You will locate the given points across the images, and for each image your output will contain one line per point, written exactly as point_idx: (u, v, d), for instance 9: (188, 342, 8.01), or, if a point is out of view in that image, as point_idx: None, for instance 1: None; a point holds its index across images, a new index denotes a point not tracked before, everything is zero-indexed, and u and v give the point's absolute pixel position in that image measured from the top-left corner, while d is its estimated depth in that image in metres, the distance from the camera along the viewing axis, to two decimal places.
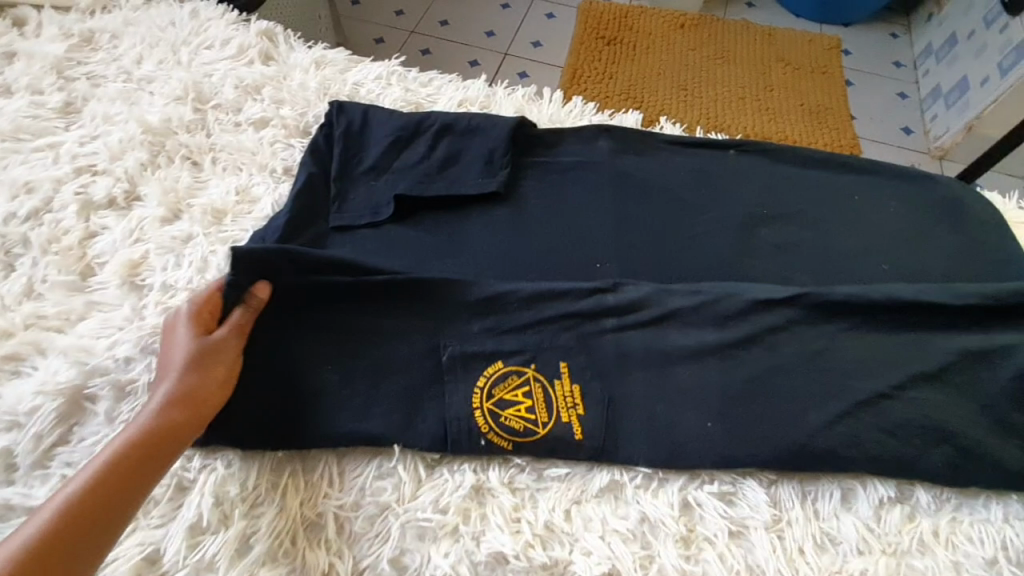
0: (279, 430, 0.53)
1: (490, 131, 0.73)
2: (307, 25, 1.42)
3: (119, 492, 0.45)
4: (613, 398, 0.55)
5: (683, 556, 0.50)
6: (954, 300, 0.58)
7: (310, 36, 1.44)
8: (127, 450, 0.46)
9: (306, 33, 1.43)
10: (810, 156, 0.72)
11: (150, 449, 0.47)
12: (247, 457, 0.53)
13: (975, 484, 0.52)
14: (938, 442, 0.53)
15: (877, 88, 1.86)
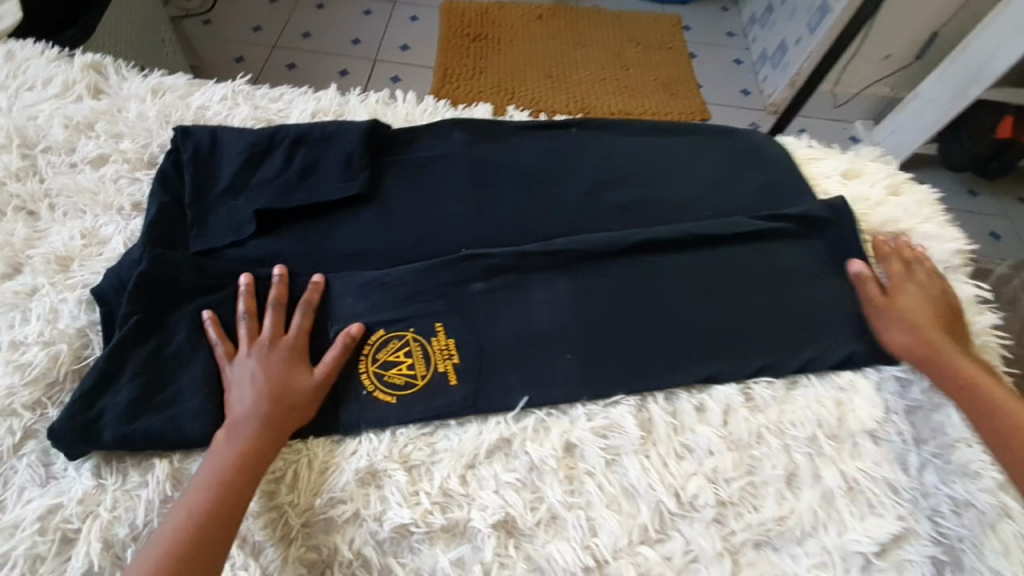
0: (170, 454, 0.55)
1: (343, 137, 0.75)
2: (152, 51, 1.35)
3: (272, 441, 0.54)
4: (483, 344, 0.64)
5: (567, 491, 0.56)
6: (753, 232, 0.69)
7: (156, 63, 1.37)
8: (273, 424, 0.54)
9: (152, 60, 1.36)
10: (639, 126, 0.81)
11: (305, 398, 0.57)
12: (139, 488, 0.53)
13: (788, 375, 0.62)
14: (755, 348, 0.63)
15: (716, 58, 2.10)
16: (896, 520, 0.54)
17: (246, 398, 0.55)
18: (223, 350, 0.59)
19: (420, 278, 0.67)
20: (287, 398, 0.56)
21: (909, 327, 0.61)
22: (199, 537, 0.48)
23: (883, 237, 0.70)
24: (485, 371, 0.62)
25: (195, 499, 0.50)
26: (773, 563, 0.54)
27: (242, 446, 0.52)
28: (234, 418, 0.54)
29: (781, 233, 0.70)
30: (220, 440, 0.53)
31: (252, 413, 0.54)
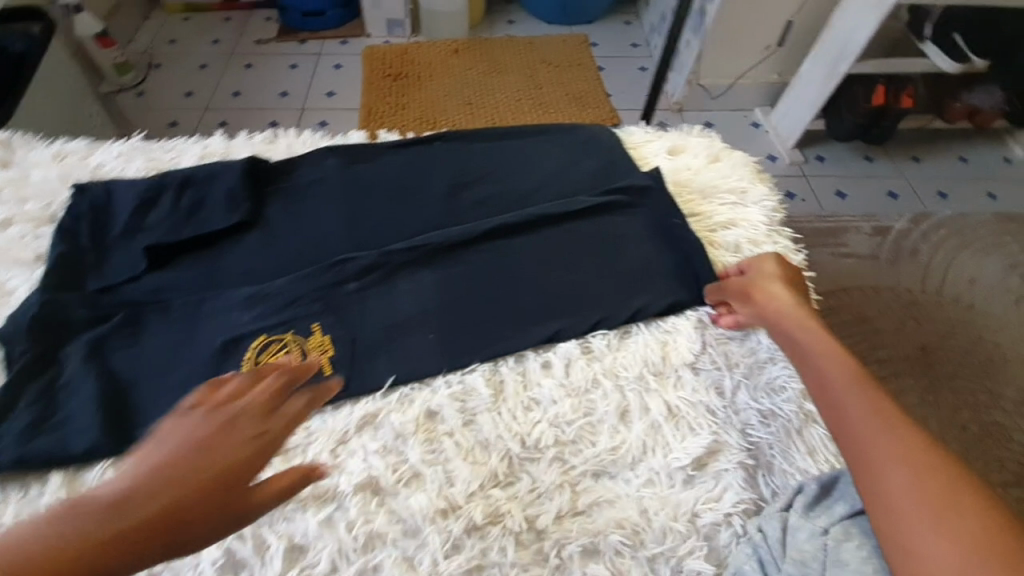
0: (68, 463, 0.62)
1: (225, 174, 0.84)
2: (78, 126, 1.46)
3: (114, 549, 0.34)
4: (355, 336, 0.72)
5: (428, 450, 0.63)
6: (586, 205, 0.79)
7: (82, 136, 1.47)
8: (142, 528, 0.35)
9: (78, 134, 1.46)
10: (493, 134, 0.92)
11: (195, 519, 0.37)
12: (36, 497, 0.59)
13: (619, 323, 0.71)
14: (589, 304, 0.72)
15: (622, 68, 2.27)
16: (709, 435, 0.62)
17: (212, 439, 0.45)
18: (207, 392, 0.44)
19: (296, 285, 0.74)
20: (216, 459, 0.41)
21: (776, 298, 0.66)
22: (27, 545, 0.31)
23: (700, 198, 0.81)
24: (356, 359, 0.70)
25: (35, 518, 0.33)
26: (607, 488, 0.61)
27: (137, 520, 0.35)
28: (114, 490, 0.36)
29: (610, 205, 0.80)
30: (113, 486, 0.36)
31: (158, 487, 0.37)
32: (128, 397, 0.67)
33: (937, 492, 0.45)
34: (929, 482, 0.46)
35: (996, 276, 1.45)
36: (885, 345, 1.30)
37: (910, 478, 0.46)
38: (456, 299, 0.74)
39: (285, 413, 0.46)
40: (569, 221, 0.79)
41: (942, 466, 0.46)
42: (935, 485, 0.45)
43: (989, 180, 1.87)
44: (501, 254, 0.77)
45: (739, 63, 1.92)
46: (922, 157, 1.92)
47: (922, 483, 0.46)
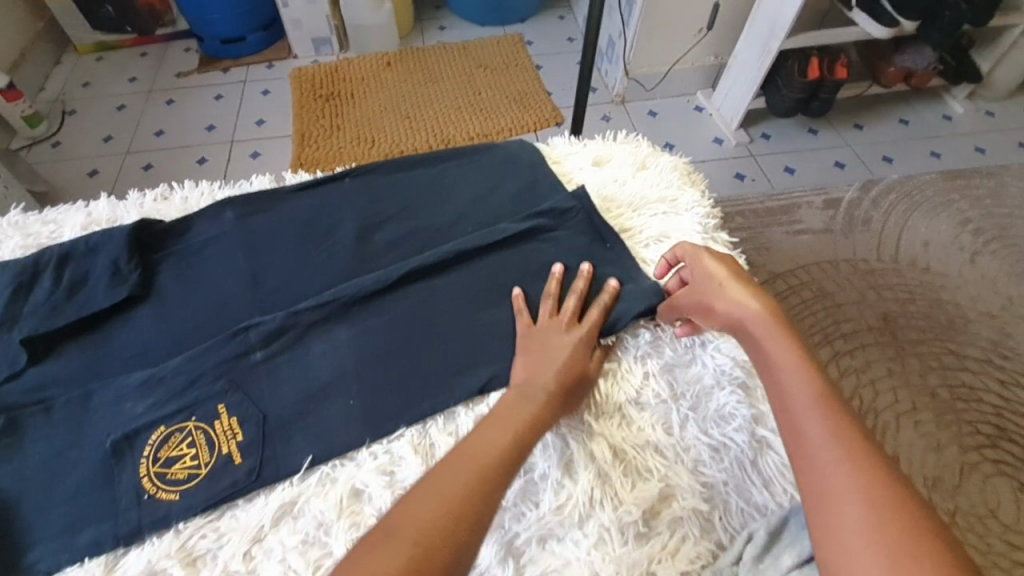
0: None
1: (109, 244, 0.75)
2: None
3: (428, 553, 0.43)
4: (265, 413, 0.64)
5: (353, 538, 0.56)
6: (509, 234, 0.74)
7: None
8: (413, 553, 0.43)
9: None
10: (408, 164, 0.86)
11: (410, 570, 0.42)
12: None
13: None
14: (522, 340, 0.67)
15: (560, 64, 2.22)
16: (659, 481, 0.57)
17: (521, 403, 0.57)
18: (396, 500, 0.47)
19: (195, 363, 0.67)
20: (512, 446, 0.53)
21: (736, 296, 0.60)
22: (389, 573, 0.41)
23: (628, 211, 0.77)
24: (269, 440, 0.62)
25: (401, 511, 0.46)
26: (556, 555, 0.54)
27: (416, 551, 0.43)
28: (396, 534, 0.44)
29: (535, 230, 0.75)
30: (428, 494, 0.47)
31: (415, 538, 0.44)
32: (9, 520, 0.59)
33: (892, 528, 0.40)
34: (888, 519, 0.40)
35: (948, 234, 1.45)
36: (850, 321, 1.27)
37: (867, 514, 0.41)
38: (377, 355, 0.68)
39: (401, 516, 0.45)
40: (492, 255, 0.74)
41: (906, 506, 0.41)
42: (894, 524, 0.40)
43: (932, 138, 1.88)
44: (424, 298, 0.71)
45: (673, 50, 1.89)
46: (864, 123, 1.92)
47: (881, 521, 0.40)
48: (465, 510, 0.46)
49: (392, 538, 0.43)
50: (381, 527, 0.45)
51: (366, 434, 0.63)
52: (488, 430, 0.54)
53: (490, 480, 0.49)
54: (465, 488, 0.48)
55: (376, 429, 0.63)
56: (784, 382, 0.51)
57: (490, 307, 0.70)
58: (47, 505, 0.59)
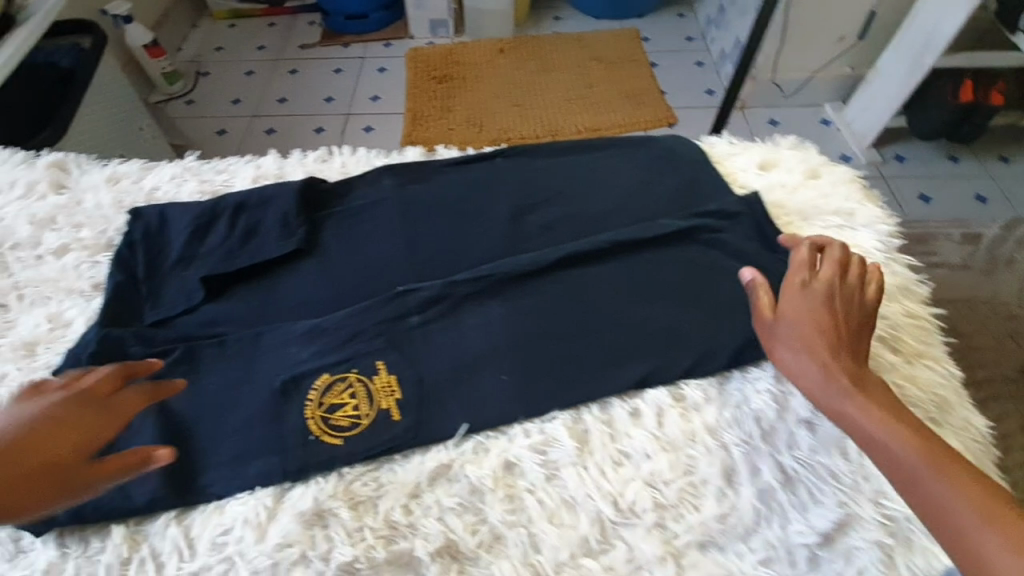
0: (129, 513, 0.58)
1: (281, 197, 0.79)
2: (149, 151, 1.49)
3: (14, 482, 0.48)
4: (421, 376, 0.66)
5: (508, 510, 0.58)
6: (669, 231, 0.72)
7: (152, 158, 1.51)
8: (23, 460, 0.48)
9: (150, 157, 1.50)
10: (561, 147, 0.85)
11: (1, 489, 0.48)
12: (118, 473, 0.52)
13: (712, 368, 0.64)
14: (681, 342, 0.66)
15: (676, 63, 2.15)
16: (837, 507, 0.55)
17: (27, 408, 0.51)
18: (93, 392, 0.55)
19: (357, 319, 0.70)
20: (25, 459, 0.49)
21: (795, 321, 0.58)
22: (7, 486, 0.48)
23: (798, 220, 0.73)
24: (426, 402, 0.64)
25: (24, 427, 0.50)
26: (718, 562, 0.54)
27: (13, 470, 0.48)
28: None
29: (695, 230, 0.72)
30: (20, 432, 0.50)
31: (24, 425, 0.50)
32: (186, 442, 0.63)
33: None
34: None
35: None
36: (987, 367, 1.15)
37: None
38: (532, 332, 0.68)
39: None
40: (651, 251, 0.72)
41: None
42: None
43: None
44: (576, 285, 0.71)
45: (809, 57, 1.79)
46: (1011, 157, 1.74)
47: None
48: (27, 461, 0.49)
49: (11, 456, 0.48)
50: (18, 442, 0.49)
51: (520, 412, 0.64)
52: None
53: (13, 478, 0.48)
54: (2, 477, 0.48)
55: (530, 409, 0.64)
56: (892, 446, 0.48)
57: (646, 304, 0.69)
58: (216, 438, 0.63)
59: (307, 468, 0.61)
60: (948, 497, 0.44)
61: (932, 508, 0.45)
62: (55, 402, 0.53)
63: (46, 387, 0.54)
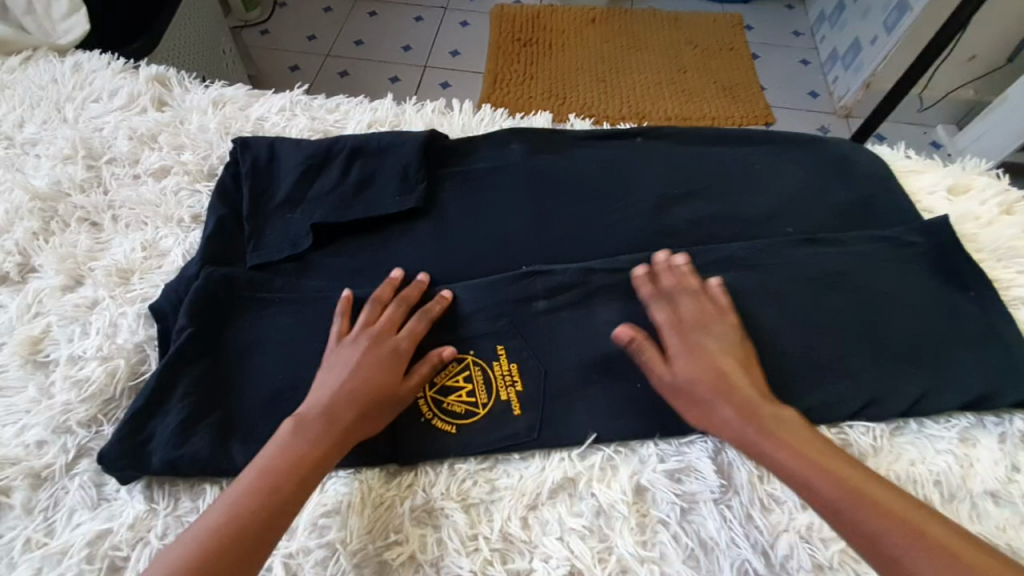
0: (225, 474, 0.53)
1: (401, 148, 0.72)
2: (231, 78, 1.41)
3: (317, 455, 0.50)
4: (547, 370, 0.59)
5: (639, 542, 0.51)
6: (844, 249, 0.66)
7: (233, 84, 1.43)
8: (332, 430, 0.51)
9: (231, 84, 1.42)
10: (710, 136, 0.77)
11: (325, 452, 0.50)
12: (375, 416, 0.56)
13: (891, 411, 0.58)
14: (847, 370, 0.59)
15: (780, 58, 2.00)
16: None
17: (346, 364, 0.55)
18: (340, 328, 0.58)
19: (478, 294, 0.62)
20: (376, 403, 0.53)
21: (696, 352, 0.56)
22: (315, 452, 0.50)
23: (994, 259, 0.66)
24: (551, 399, 0.57)
25: (326, 401, 0.52)
26: None
27: (327, 433, 0.51)
28: (308, 411, 0.52)
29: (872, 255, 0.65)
30: (336, 400, 0.52)
31: (344, 390, 0.53)
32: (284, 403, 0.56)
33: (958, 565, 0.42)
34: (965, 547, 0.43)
35: None
36: None
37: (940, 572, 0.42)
38: None
39: (316, 406, 0.52)
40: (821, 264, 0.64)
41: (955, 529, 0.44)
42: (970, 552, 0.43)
43: None
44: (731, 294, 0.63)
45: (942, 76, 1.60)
46: None
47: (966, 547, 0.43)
48: (343, 431, 0.51)
49: (307, 429, 0.51)
50: (299, 417, 0.52)
51: (657, 426, 0.57)
52: (301, 433, 0.50)
53: (336, 443, 0.51)
54: (329, 446, 0.50)
55: (674, 426, 0.56)
56: (798, 469, 0.49)
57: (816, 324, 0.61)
58: None
59: (419, 454, 0.55)
60: (861, 509, 0.46)
61: (822, 508, 0.47)
62: (367, 349, 0.56)
63: (350, 336, 0.58)
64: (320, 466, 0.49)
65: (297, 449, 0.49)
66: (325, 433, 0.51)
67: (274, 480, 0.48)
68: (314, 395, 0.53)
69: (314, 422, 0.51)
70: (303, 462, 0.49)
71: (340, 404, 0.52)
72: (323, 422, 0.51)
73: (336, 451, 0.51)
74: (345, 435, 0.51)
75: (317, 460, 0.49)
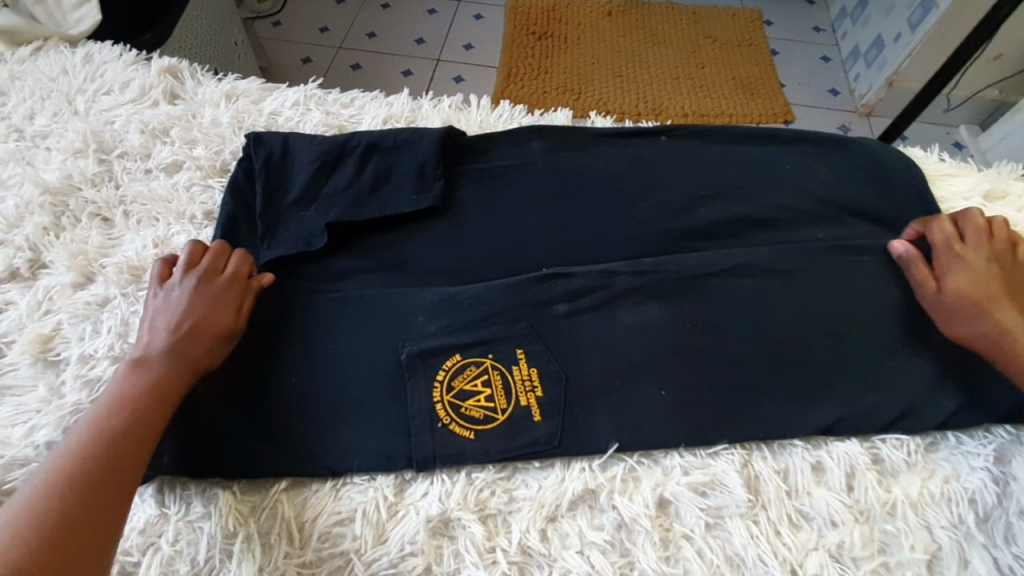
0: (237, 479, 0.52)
1: (417, 145, 0.70)
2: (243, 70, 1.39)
3: (166, 390, 0.50)
4: (568, 374, 0.57)
5: (662, 558, 0.50)
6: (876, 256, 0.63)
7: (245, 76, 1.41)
8: (178, 364, 0.52)
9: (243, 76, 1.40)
10: (736, 135, 0.74)
11: (173, 388, 0.51)
12: (391, 421, 0.54)
13: (924, 424, 0.56)
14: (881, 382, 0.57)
15: (800, 54, 1.95)
16: None
17: (166, 304, 0.56)
18: (160, 275, 0.58)
19: (497, 297, 0.60)
20: (218, 334, 0.55)
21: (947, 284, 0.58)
22: (161, 389, 0.50)
23: None
24: (572, 407, 0.55)
25: (166, 342, 0.53)
26: None
27: (171, 369, 0.51)
28: (148, 355, 0.52)
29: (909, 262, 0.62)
30: (178, 338, 0.53)
31: (183, 328, 0.54)
32: (297, 407, 0.55)
33: None
34: None
35: None
36: None
37: None
38: (712, 342, 0.58)
39: (160, 347, 0.52)
40: (853, 272, 0.62)
41: None
42: None
43: None
44: (759, 298, 0.60)
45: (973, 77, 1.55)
46: None
47: None
48: (188, 366, 0.52)
49: (148, 370, 0.51)
50: (139, 361, 0.52)
51: (682, 436, 0.54)
52: (136, 376, 0.51)
53: (183, 379, 0.52)
54: (174, 381, 0.51)
55: (700, 436, 0.55)
56: None
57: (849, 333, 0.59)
58: (354, 407, 0.55)
59: (434, 460, 0.53)
60: None
61: None
62: (202, 288, 0.57)
63: (167, 284, 0.57)
64: (170, 403, 0.50)
65: (142, 390, 0.50)
66: (171, 368, 0.51)
67: (117, 423, 0.47)
68: (153, 337, 0.53)
69: (156, 362, 0.52)
70: (148, 391, 0.50)
71: (183, 341, 0.53)
72: (168, 360, 0.52)
73: (183, 377, 0.52)
74: (192, 369, 0.53)
75: (169, 396, 0.51)
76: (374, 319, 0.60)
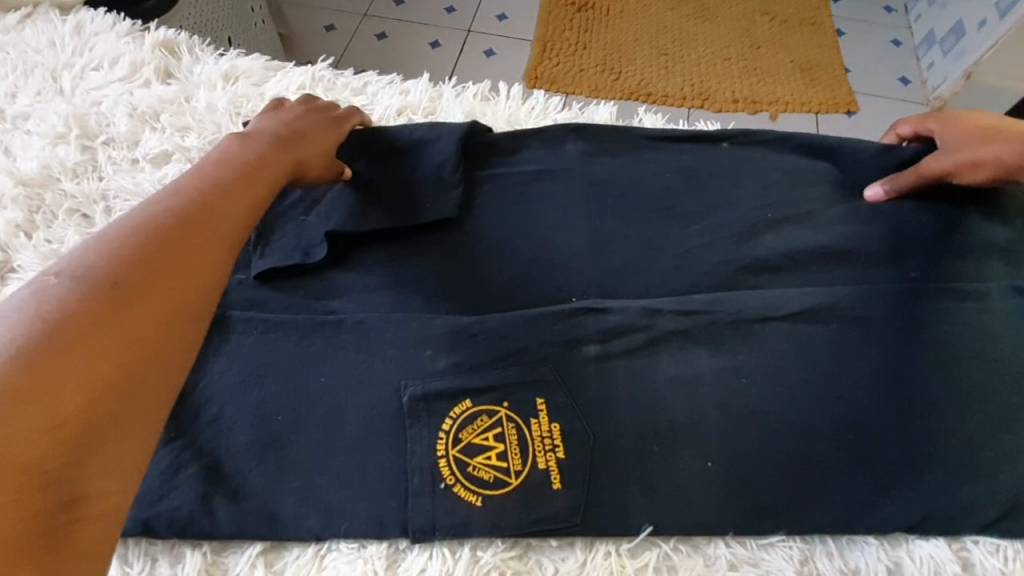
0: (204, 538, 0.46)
1: (434, 146, 0.61)
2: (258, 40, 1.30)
3: (255, 186, 0.44)
4: (598, 437, 0.48)
5: None
6: (986, 307, 0.52)
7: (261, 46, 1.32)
8: (267, 176, 0.46)
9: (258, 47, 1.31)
10: (807, 147, 0.63)
11: (260, 190, 0.44)
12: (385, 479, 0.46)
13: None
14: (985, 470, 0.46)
15: (869, 36, 1.75)
16: None
17: (254, 137, 0.50)
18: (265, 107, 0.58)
19: (517, 331, 0.51)
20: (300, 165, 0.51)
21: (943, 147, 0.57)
22: (251, 183, 0.44)
23: None
24: (599, 475, 0.47)
25: (256, 155, 0.47)
26: None
27: (261, 172, 0.46)
28: (237, 156, 0.46)
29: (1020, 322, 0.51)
30: (270, 158, 0.48)
31: (275, 149, 0.49)
32: (280, 457, 0.47)
33: None
34: None
35: None
36: None
37: None
38: (779, 406, 0.48)
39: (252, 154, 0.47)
40: (956, 325, 0.51)
41: None
42: None
43: None
44: (835, 352, 0.50)
45: None
46: None
47: None
48: (275, 181, 0.46)
49: (237, 168, 0.44)
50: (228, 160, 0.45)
51: (726, 521, 0.46)
52: (223, 163, 0.45)
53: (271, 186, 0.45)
54: (264, 187, 0.45)
55: (753, 524, 0.46)
56: None
57: (947, 406, 0.48)
58: (345, 460, 0.47)
59: (434, 530, 0.46)
60: None
61: None
62: (291, 129, 0.54)
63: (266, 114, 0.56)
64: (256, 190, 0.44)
65: (231, 173, 0.44)
66: (262, 174, 0.46)
67: (204, 191, 0.40)
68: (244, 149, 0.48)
69: (245, 165, 0.45)
70: (224, 201, 0.41)
71: (275, 161, 0.48)
72: (257, 168, 0.46)
73: (271, 182, 0.46)
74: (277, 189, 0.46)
75: (257, 188, 0.44)
76: (372, 349, 0.51)
